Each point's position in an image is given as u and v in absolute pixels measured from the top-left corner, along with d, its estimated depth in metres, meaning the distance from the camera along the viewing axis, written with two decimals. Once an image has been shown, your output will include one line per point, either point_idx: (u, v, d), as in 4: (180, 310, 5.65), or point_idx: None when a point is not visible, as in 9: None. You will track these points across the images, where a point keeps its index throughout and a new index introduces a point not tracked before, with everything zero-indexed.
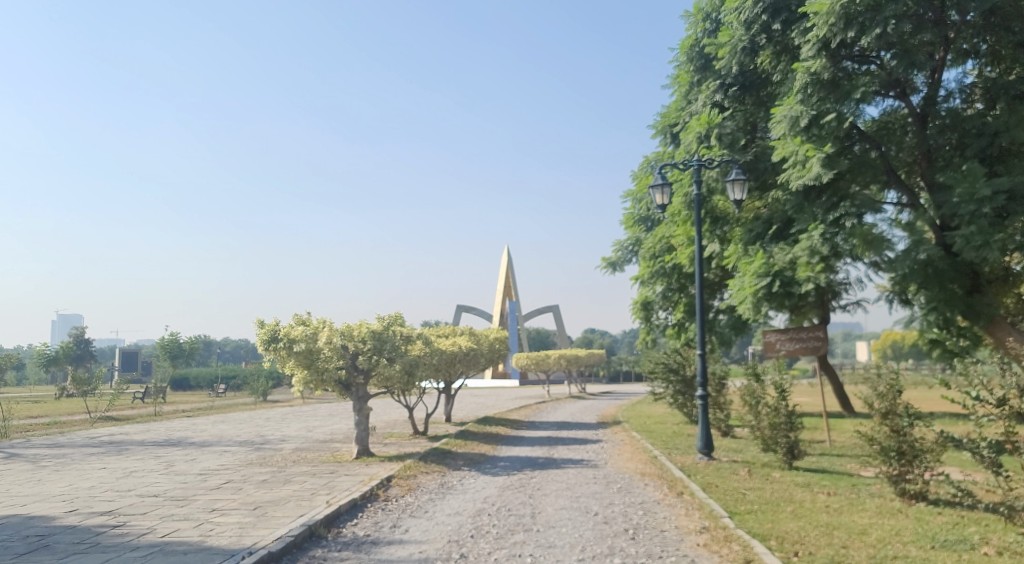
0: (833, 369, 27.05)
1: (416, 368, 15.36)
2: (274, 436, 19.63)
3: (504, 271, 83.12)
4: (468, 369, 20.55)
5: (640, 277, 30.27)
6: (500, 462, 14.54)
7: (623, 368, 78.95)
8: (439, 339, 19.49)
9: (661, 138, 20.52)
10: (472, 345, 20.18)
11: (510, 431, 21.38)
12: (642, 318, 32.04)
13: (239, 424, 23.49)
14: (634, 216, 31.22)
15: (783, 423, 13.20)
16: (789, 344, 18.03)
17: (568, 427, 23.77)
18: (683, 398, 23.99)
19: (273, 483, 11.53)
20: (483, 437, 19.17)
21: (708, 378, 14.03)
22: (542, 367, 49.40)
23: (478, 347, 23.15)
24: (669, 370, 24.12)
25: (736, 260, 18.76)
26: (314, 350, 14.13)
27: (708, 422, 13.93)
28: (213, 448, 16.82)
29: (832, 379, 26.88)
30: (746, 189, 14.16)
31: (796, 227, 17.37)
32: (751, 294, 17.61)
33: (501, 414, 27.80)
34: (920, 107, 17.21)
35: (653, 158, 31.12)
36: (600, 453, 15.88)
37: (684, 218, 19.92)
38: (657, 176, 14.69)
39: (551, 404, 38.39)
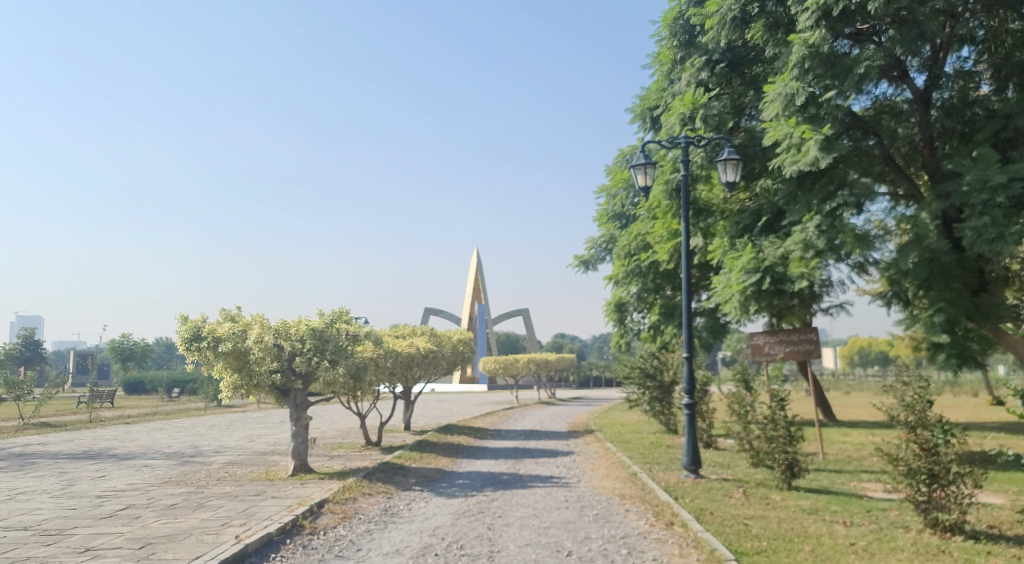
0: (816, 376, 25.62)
1: (365, 373, 13.49)
2: (210, 447, 17.64)
3: (474, 273, 81.36)
4: (428, 373, 18.73)
5: (614, 277, 28.77)
6: (458, 480, 12.74)
7: (593, 373, 77.51)
8: (395, 340, 17.63)
9: (640, 123, 18.91)
10: (432, 347, 18.36)
11: (473, 441, 19.58)
12: (616, 320, 30.52)
13: (177, 433, 21.43)
14: (608, 213, 29.76)
15: (781, 436, 11.57)
16: (778, 348, 16.45)
17: (536, 436, 22.03)
18: (660, 405, 22.39)
19: (181, 509, 9.61)
20: (442, 448, 17.35)
21: (695, 386, 12.33)
22: (511, 371, 47.67)
23: (440, 350, 21.34)
24: (646, 376, 22.42)
25: (720, 255, 17.16)
26: (244, 351, 12.22)
27: (695, 434, 12.23)
28: (134, 462, 14.81)
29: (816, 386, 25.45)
30: (739, 169, 12.56)
31: (789, 219, 15.83)
32: (739, 291, 16.00)
33: (466, 421, 26.00)
34: (922, 89, 15.81)
35: (627, 151, 29.65)
36: (571, 468, 14.14)
37: (664, 210, 18.29)
38: (639, 155, 13.03)
39: (518, 410, 36.66)
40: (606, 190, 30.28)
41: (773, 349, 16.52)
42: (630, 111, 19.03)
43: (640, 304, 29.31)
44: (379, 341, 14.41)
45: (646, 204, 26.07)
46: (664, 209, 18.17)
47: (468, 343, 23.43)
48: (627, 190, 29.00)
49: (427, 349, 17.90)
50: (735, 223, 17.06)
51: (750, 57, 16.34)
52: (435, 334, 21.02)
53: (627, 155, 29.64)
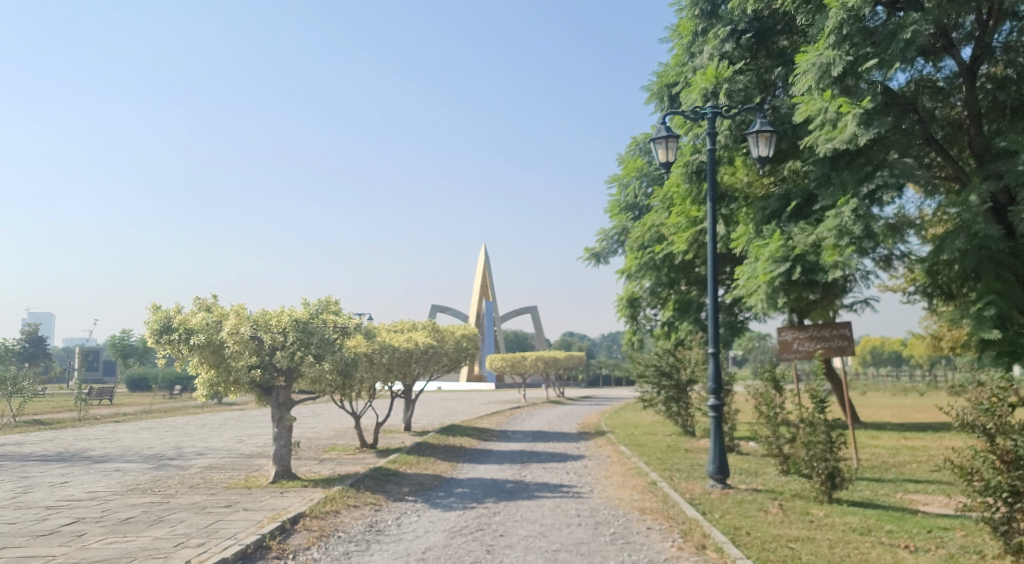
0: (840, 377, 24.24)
1: (357, 369, 12.23)
2: (194, 448, 16.42)
3: (482, 270, 80.09)
4: (427, 370, 17.47)
5: (625, 270, 27.51)
6: (456, 488, 11.44)
7: (602, 371, 76.20)
8: (392, 334, 16.37)
9: (656, 102, 17.62)
10: (432, 342, 17.10)
11: (477, 443, 18.30)
12: (627, 316, 29.27)
13: (163, 433, 20.22)
14: (620, 203, 28.53)
15: (821, 442, 10.25)
16: (808, 345, 15.11)
17: (545, 438, 20.74)
18: (676, 406, 21.09)
19: (134, 525, 8.36)
20: (442, 451, 16.08)
21: (723, 388, 11.02)
22: (518, 369, 46.40)
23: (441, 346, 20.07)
24: (661, 374, 21.08)
25: (745, 243, 15.84)
26: (219, 344, 10.98)
27: (722, 439, 10.92)
28: (105, 466, 13.57)
29: (840, 387, 24.04)
30: (773, 143, 11.23)
31: (821, 204, 14.52)
32: (767, 282, 14.67)
33: (470, 421, 24.73)
34: (969, 61, 14.45)
35: (641, 139, 28.44)
36: (582, 475, 12.83)
37: (683, 195, 16.98)
38: (660, 127, 11.71)
39: (525, 409, 35.25)
40: (617, 180, 29.06)
41: (802, 346, 15.19)
42: (647, 90, 17.73)
43: (654, 299, 28.23)
44: (372, 335, 13.16)
45: (661, 192, 24.83)
46: (684, 194, 16.84)
47: (473, 338, 22.18)
48: (639, 179, 27.75)
49: (426, 345, 16.63)
50: (762, 209, 15.72)
51: (778, 28, 15.02)
52: (436, 330, 19.77)
53: (640, 144, 28.43)
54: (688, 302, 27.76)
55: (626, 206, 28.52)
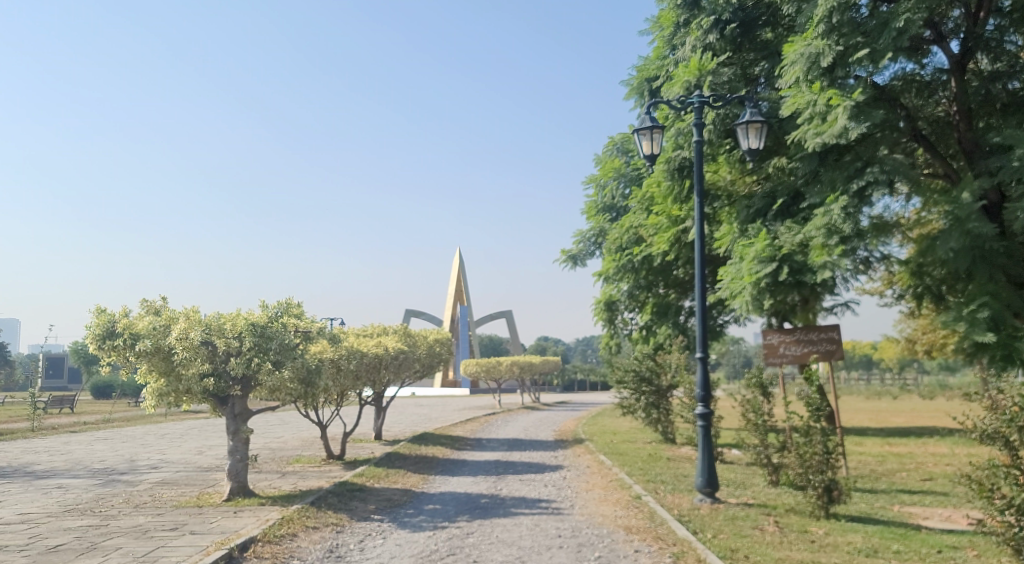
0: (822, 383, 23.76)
1: (320, 377, 11.38)
2: (148, 461, 15.43)
3: (456, 275, 79.23)
4: (398, 377, 16.65)
5: (603, 273, 26.87)
6: (426, 505, 10.64)
7: (578, 376, 75.62)
8: (360, 339, 15.52)
9: (636, 97, 16.99)
10: (403, 347, 16.27)
11: (450, 453, 17.48)
12: (605, 320, 28.65)
13: (117, 444, 19.14)
14: (597, 204, 27.95)
15: (818, 454, 9.59)
16: (796, 349, 14.51)
17: (521, 447, 19.97)
18: (656, 412, 20.44)
19: (63, 554, 7.47)
20: (413, 463, 15.24)
21: (713, 396, 10.34)
22: (493, 374, 45.60)
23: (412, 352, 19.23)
24: (642, 379, 20.41)
25: (729, 243, 15.22)
26: (167, 351, 10.07)
27: (711, 450, 10.22)
28: (47, 482, 12.58)
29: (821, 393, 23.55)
30: (764, 134, 10.58)
31: (808, 202, 13.94)
32: (752, 283, 14.06)
33: (444, 430, 23.89)
34: (959, 54, 14.00)
35: (618, 139, 27.99)
36: (562, 488, 12.08)
37: (664, 193, 16.33)
38: (644, 117, 10.96)
39: (501, 415, 34.46)
40: (594, 180, 28.45)
41: (789, 350, 14.60)
42: (626, 84, 17.09)
43: (631, 303, 27.74)
44: (337, 340, 12.32)
45: (640, 192, 24.23)
46: (665, 192, 16.20)
47: (446, 343, 21.35)
48: (616, 180, 27.16)
49: (396, 351, 15.80)
50: (746, 207, 15.12)
51: (764, 19, 14.45)
52: (407, 334, 18.92)
53: (617, 144, 27.85)
54: (666, 305, 27.16)
55: (603, 207, 27.91)
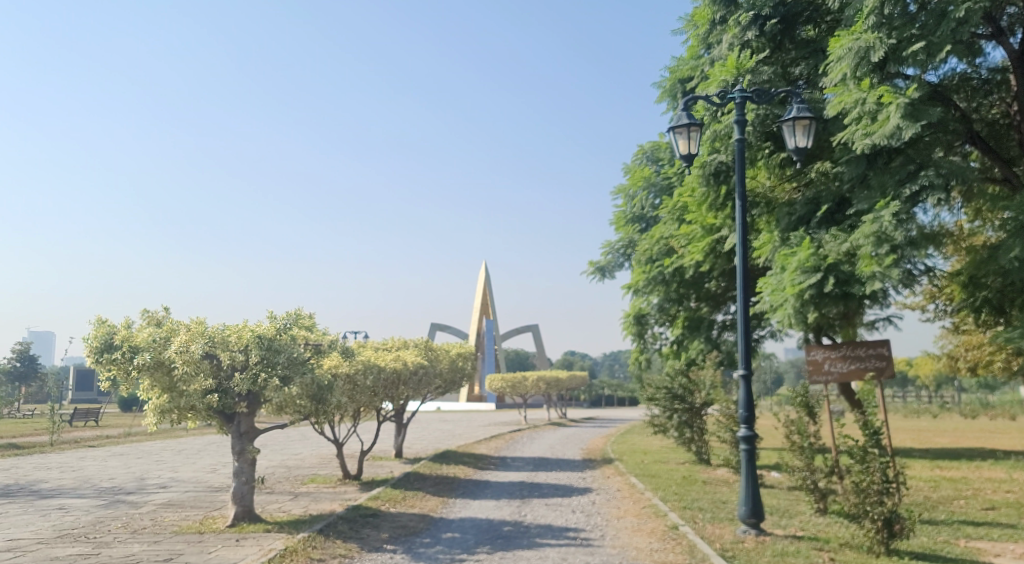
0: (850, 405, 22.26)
1: (332, 394, 10.67)
2: (158, 480, 14.81)
3: (482, 289, 78.66)
4: (417, 393, 15.90)
5: (632, 285, 26.08)
6: (444, 533, 9.84)
7: (605, 392, 74.49)
8: (378, 353, 14.80)
9: (668, 99, 16.19)
10: (423, 362, 15.54)
11: (472, 474, 16.69)
12: (634, 334, 27.80)
13: (131, 461, 18.57)
14: (626, 215, 27.17)
15: (876, 485, 8.64)
16: (841, 366, 13.50)
17: (547, 467, 19.11)
18: (689, 431, 19.47)
19: None
20: (433, 484, 14.47)
21: (757, 417, 9.44)
22: (519, 390, 44.75)
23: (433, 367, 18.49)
24: (674, 397, 19.48)
25: (769, 253, 14.31)
26: (168, 365, 9.43)
27: (756, 477, 9.31)
28: (48, 502, 11.98)
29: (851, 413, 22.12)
30: (812, 132, 9.69)
31: (856, 208, 13.01)
32: (795, 295, 13.14)
33: (467, 448, 23.10)
34: (1020, 49, 13.06)
35: (647, 148, 27.22)
36: (590, 515, 11.23)
37: (698, 200, 15.45)
38: (681, 113, 10.08)
39: (526, 432, 33.59)
40: (622, 190, 27.71)
41: (834, 367, 13.60)
42: (658, 87, 16.31)
43: (662, 316, 26.96)
44: (351, 354, 11.62)
45: (671, 202, 23.48)
46: (700, 199, 15.35)
47: (469, 357, 20.59)
48: (646, 190, 26.41)
49: (415, 366, 15.07)
50: (787, 215, 14.22)
51: (806, 14, 13.62)
52: (428, 349, 18.19)
53: (646, 153, 27.12)
54: (698, 319, 26.54)
55: (632, 218, 27.16)
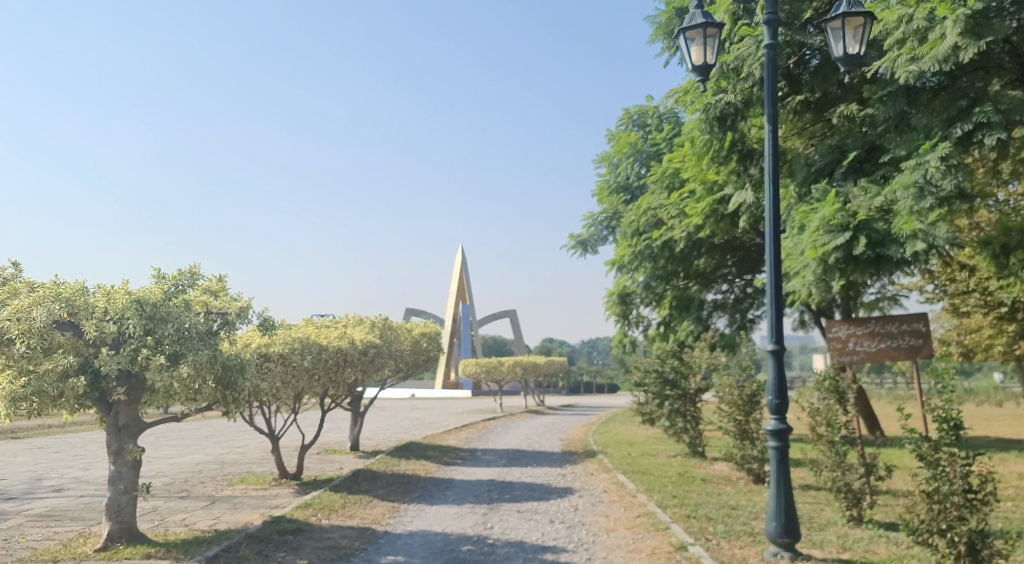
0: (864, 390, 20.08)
1: (243, 377, 8.35)
2: (56, 480, 12.40)
3: (459, 272, 76.28)
4: (369, 378, 13.57)
5: (616, 261, 23.97)
6: (384, 556, 7.54)
7: (583, 378, 72.63)
8: (319, 331, 12.44)
9: (663, 37, 13.95)
10: (376, 343, 13.20)
11: (435, 470, 14.43)
12: (617, 315, 25.85)
13: (42, 456, 16.11)
14: (610, 184, 25.02)
15: (956, 493, 6.56)
16: (869, 345, 11.35)
17: (520, 461, 16.90)
18: (682, 421, 17.31)
19: None
20: (386, 485, 12.19)
21: (790, 405, 7.31)
22: (494, 376, 42.54)
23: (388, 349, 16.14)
24: (665, 382, 17.31)
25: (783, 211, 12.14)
26: (9, 340, 7.05)
27: (789, 483, 7.19)
28: None
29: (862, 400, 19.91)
30: (864, 38, 7.37)
31: (892, 154, 10.85)
32: (817, 259, 10.98)
33: (434, 439, 20.86)
34: None
35: (633, 112, 25.00)
36: (573, 528, 9.00)
37: (699, 152, 13.24)
38: (695, 12, 7.75)
39: (501, 421, 31.45)
40: (606, 158, 25.60)
41: (859, 346, 11.42)
42: (651, 23, 14.09)
43: (648, 296, 25.11)
44: (274, 328, 9.31)
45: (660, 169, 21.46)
46: (701, 151, 13.14)
47: (434, 338, 18.29)
48: (631, 157, 24.36)
49: (364, 346, 12.73)
50: (806, 166, 12.05)
51: None
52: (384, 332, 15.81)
53: (633, 118, 24.99)
54: (686, 298, 24.90)
55: (616, 189, 25.06)
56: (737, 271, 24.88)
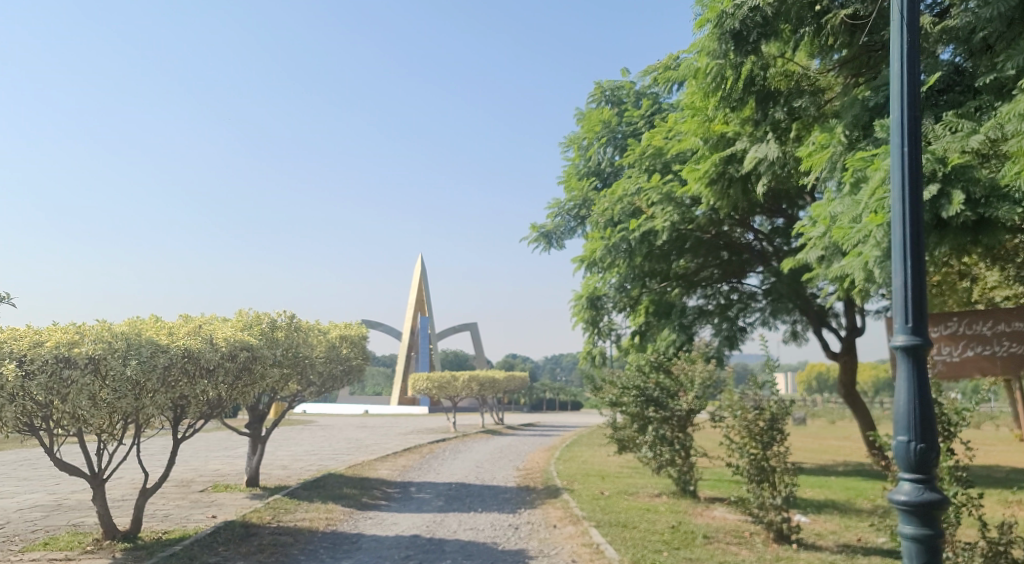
0: (863, 407, 20.45)
1: None
2: None
3: (417, 282, 72.43)
4: (251, 392, 9.71)
5: (585, 259, 20.57)
6: None
7: (546, 395, 69.10)
8: (159, 328, 8.55)
9: None
10: (255, 344, 9.33)
11: (342, 520, 10.64)
12: (585, 321, 22.62)
13: None
14: (579, 170, 21.60)
15: None
16: (948, 352, 7.17)
17: (463, 502, 13.19)
18: (668, 450, 13.70)
19: None
20: (254, 553, 8.39)
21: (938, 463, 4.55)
22: (446, 392, 38.59)
23: (286, 357, 12.29)
24: (648, 402, 13.76)
25: (825, 166, 8.64)
26: None
27: None
28: None
29: (863, 416, 20.38)
30: None
31: (996, 75, 7.46)
32: (885, 225, 7.66)
33: (363, 470, 17.01)
34: None
35: (606, 87, 21.60)
36: None
37: (704, 93, 9.81)
38: None
39: (452, 443, 27.72)
40: (574, 141, 22.21)
41: (937, 356, 7.29)
42: None
43: (622, 299, 21.98)
44: None
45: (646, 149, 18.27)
46: (705, 91, 9.68)
47: (358, 343, 14.50)
48: (603, 139, 21.03)
49: (230, 349, 8.85)
50: (855, 104, 8.58)
51: None
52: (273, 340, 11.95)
53: (605, 93, 21.60)
54: (665, 303, 21.94)
55: (585, 175, 21.60)
56: (720, 275, 22.16)
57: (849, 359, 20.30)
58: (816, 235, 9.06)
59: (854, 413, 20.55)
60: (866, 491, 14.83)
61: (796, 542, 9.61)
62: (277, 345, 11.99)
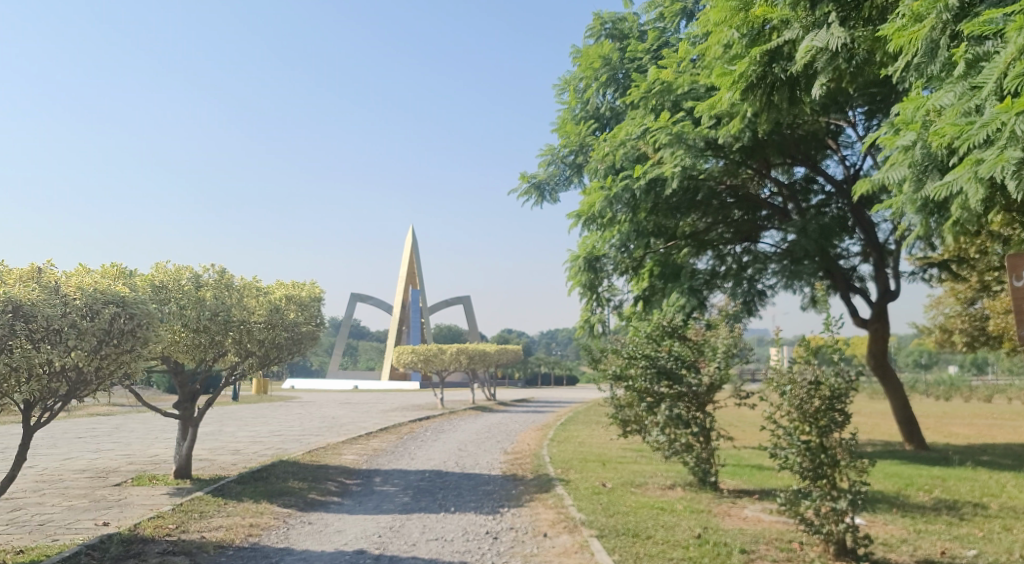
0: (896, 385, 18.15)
1: None
2: None
3: (409, 254, 70.03)
4: (138, 365, 7.41)
5: (582, 214, 18.19)
6: None
7: (541, 370, 66.96)
8: None
9: None
10: (127, 294, 7.05)
11: (270, 528, 8.22)
12: (582, 285, 20.23)
13: None
14: (576, 114, 19.07)
15: None
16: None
17: (435, 497, 10.84)
18: (683, 431, 11.37)
19: None
20: None
21: None
22: (433, 365, 36.28)
23: (181, 322, 10.13)
24: (659, 374, 11.32)
25: (920, 43, 6.23)
26: None
27: None
28: None
29: (896, 394, 18.10)
30: None
31: None
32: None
33: (325, 454, 14.66)
34: None
35: (606, 18, 18.99)
36: None
37: None
38: None
39: (436, 422, 25.44)
40: (569, 83, 19.59)
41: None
42: None
43: (624, 261, 19.61)
44: None
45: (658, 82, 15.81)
46: None
47: (310, 306, 11.98)
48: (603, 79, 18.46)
49: (86, 303, 6.69)
50: None
51: None
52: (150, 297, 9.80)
53: (604, 26, 19.00)
54: (671, 265, 19.56)
55: (583, 120, 19.02)
56: (731, 235, 19.83)
57: (880, 327, 17.90)
58: (902, 146, 6.59)
59: (886, 392, 18.26)
60: (916, 479, 12.49)
61: (865, 558, 7.28)
62: (157, 308, 9.85)
